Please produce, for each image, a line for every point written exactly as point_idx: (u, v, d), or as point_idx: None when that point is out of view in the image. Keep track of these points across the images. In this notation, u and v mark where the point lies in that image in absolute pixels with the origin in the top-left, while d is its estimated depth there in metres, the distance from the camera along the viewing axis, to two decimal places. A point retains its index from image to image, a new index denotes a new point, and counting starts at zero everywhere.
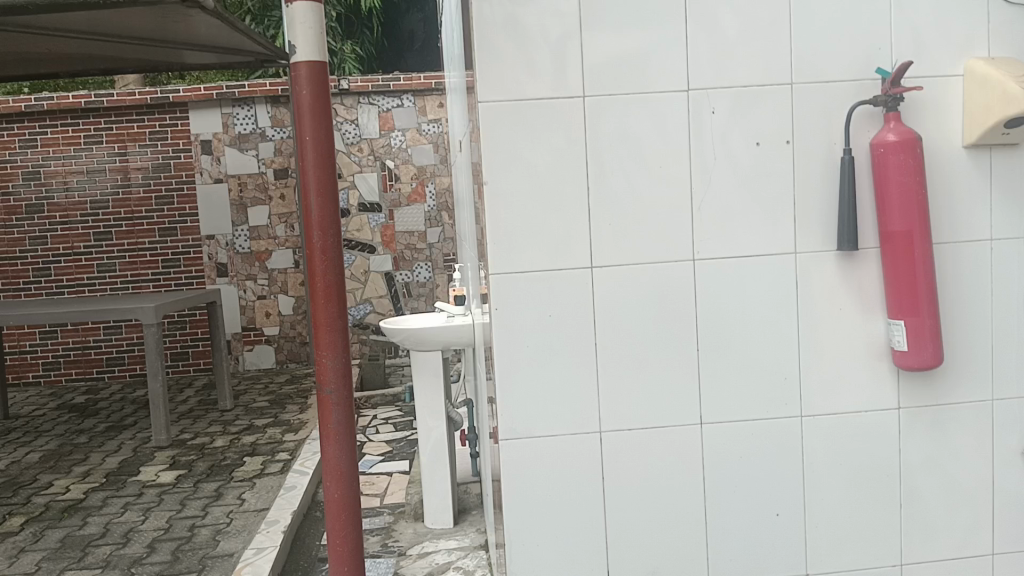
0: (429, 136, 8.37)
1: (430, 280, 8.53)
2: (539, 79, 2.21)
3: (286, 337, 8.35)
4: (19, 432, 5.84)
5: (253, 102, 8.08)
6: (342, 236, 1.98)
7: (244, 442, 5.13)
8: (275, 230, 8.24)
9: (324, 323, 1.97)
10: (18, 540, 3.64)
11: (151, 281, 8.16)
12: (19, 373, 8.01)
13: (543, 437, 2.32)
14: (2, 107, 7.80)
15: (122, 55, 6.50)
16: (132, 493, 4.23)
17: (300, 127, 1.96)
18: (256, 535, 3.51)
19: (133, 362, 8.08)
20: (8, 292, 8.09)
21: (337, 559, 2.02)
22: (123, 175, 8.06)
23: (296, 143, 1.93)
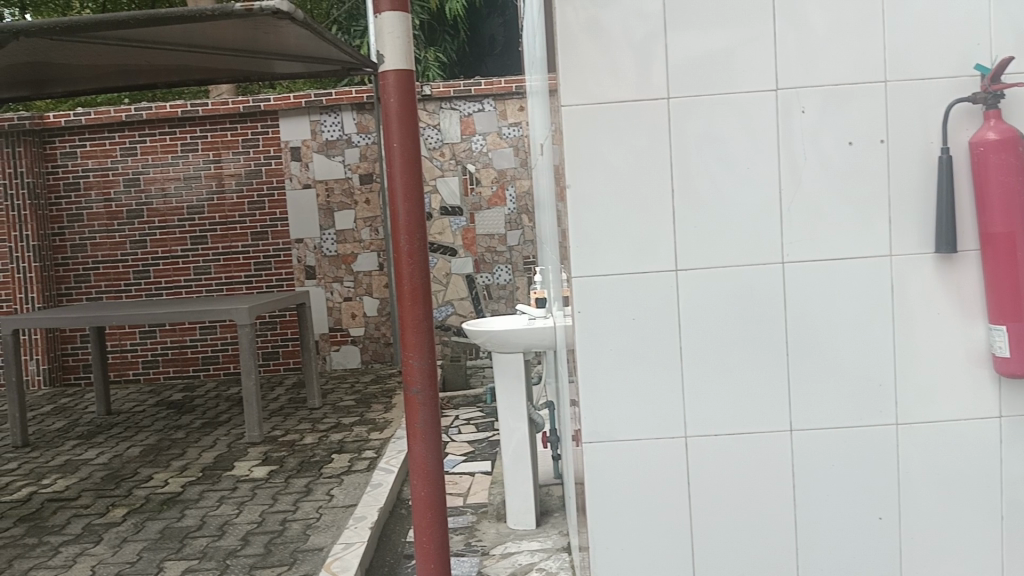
0: (510, 140, 8.45)
1: (510, 282, 8.58)
2: (622, 82, 2.21)
3: (371, 338, 8.53)
4: (121, 427, 6.16)
5: (340, 109, 8.32)
6: (428, 238, 2.04)
7: (332, 439, 5.28)
8: (360, 233, 8.45)
9: (410, 324, 2.04)
10: (121, 530, 3.85)
11: (244, 283, 8.48)
12: (119, 371, 8.43)
13: (626, 440, 2.31)
14: (105, 117, 8.25)
15: (216, 66, 6.79)
16: (226, 487, 4.42)
17: (388, 134, 2.02)
18: (344, 530, 3.61)
19: (226, 361, 8.42)
20: (110, 293, 8.51)
21: (424, 559, 2.09)
22: (218, 181, 8.40)
23: (384, 150, 2.00)
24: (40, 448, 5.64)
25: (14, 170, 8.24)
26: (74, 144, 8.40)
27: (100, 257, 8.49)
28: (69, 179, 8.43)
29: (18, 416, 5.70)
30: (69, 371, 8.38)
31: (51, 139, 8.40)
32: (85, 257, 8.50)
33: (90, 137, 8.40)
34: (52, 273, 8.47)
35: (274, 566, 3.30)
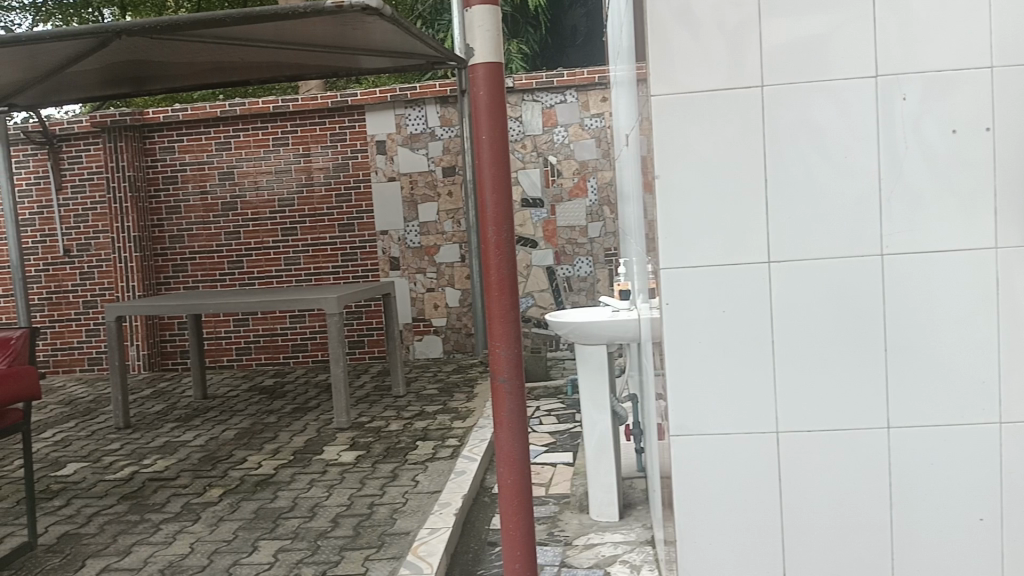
0: (592, 131, 8.42)
1: (591, 274, 8.55)
2: (713, 71, 2.17)
3: (453, 329, 8.64)
4: (216, 410, 6.44)
5: (424, 103, 8.44)
6: (516, 230, 2.06)
7: (416, 427, 5.39)
8: (443, 226, 8.56)
9: (497, 315, 2.08)
10: (218, 509, 4.03)
11: (331, 274, 8.72)
12: (215, 357, 8.80)
13: (715, 434, 2.28)
14: (201, 114, 8.59)
15: (305, 62, 6.98)
16: (316, 470, 4.56)
17: (477, 127, 2.05)
18: (429, 516, 3.68)
19: (315, 348, 8.68)
20: (206, 282, 8.88)
21: (511, 546, 2.14)
22: (307, 175, 8.65)
23: (473, 142, 2.03)
24: (142, 429, 5.94)
25: (117, 164, 8.68)
26: (172, 139, 8.79)
27: (196, 248, 8.87)
28: (167, 173, 8.82)
29: (120, 398, 6.01)
30: (167, 357, 8.79)
31: (150, 134, 8.80)
32: (183, 248, 8.89)
33: (187, 133, 8.77)
34: (151, 263, 8.90)
35: (363, 548, 3.39)
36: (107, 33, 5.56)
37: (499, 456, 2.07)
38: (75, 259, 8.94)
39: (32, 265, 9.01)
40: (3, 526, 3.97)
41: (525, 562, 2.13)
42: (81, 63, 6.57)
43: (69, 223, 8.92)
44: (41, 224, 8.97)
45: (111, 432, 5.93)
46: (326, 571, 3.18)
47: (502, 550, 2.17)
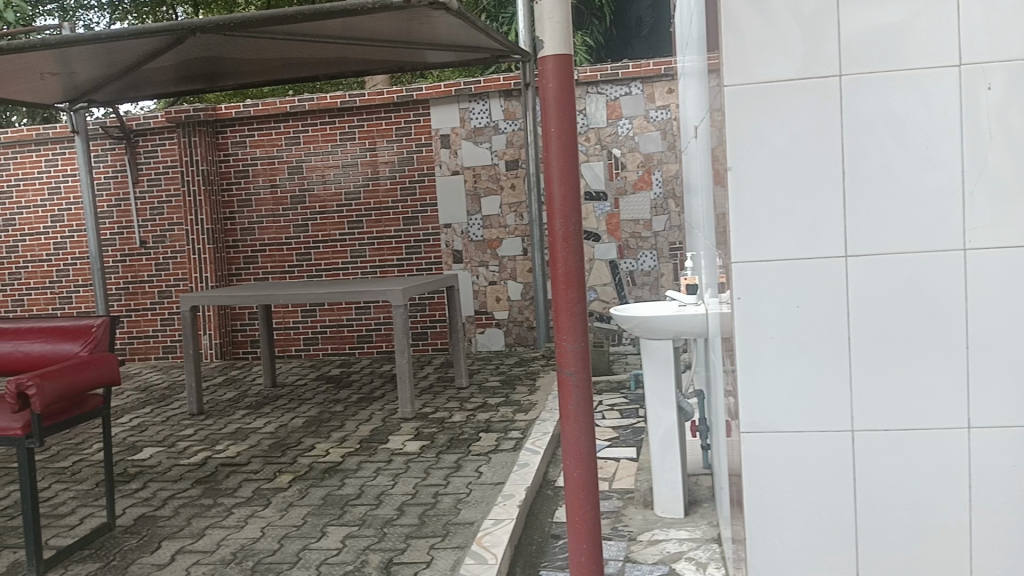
0: (657, 123, 8.32)
1: (655, 268, 8.46)
2: (787, 60, 2.12)
3: (515, 322, 8.66)
4: (285, 399, 6.60)
5: (488, 96, 8.46)
6: (582, 221, 2.12)
7: (480, 419, 5.42)
8: (506, 219, 8.57)
9: (564, 308, 2.14)
10: (288, 494, 4.13)
11: (396, 266, 8.83)
12: (283, 347, 9.02)
13: (788, 431, 2.24)
14: (271, 109, 8.79)
15: (371, 57, 7.07)
16: (382, 459, 4.64)
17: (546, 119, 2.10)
18: (494, 507, 3.70)
19: (379, 340, 8.81)
20: (275, 274, 9.10)
21: (576, 537, 2.22)
22: (373, 168, 8.77)
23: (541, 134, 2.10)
24: (214, 415, 6.13)
25: (191, 159, 8.95)
26: (244, 134, 9.01)
27: (266, 240, 9.09)
28: (239, 167, 9.06)
29: (194, 385, 6.20)
30: (238, 346, 9.04)
31: (223, 129, 9.04)
32: (253, 240, 9.12)
33: (257, 127, 8.98)
34: (223, 255, 9.16)
35: (428, 537, 3.44)
36: (182, 30, 5.73)
37: (565, 448, 2.14)
38: (151, 250, 9.26)
39: (111, 255, 9.37)
40: (85, 506, 4.15)
41: (592, 553, 2.20)
42: (157, 59, 6.79)
43: (145, 215, 9.23)
44: (119, 216, 9.31)
45: (185, 418, 6.13)
46: (392, 559, 3.23)
47: (568, 541, 2.25)
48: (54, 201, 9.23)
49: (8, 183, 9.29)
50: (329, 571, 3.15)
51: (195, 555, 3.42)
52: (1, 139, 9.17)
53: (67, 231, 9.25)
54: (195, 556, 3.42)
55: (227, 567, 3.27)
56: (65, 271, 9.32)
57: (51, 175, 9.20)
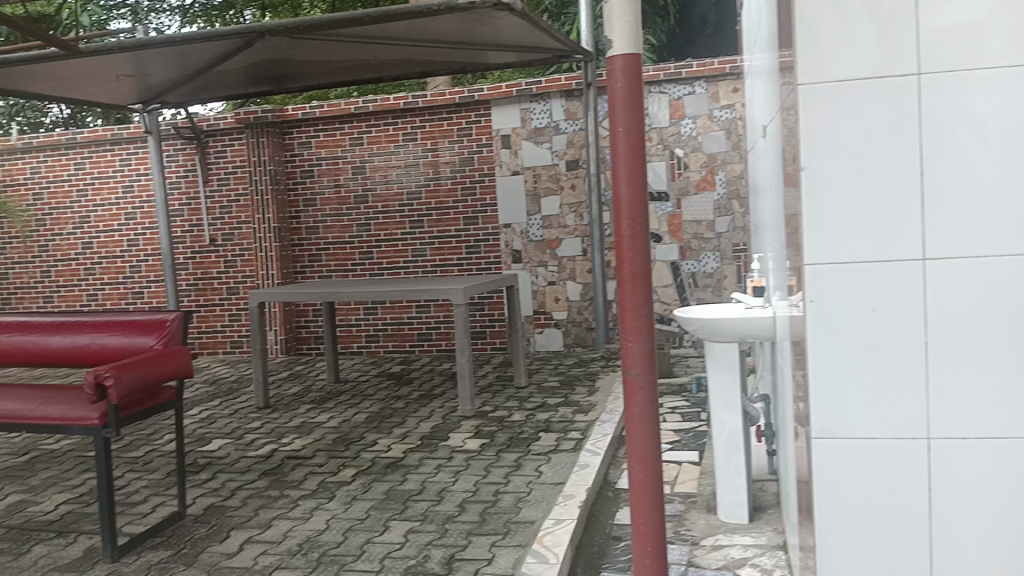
0: (721, 123, 8.21)
1: (718, 270, 8.34)
2: (863, 58, 2.06)
3: (574, 323, 8.64)
4: (348, 394, 6.71)
5: (550, 97, 8.46)
6: (649, 222, 2.10)
7: (539, 419, 5.43)
8: (565, 219, 8.56)
9: (631, 309, 2.13)
10: (352, 488, 4.20)
11: (456, 266, 8.91)
12: (345, 343, 9.17)
13: (860, 438, 2.18)
14: (336, 110, 8.95)
15: (435, 58, 7.14)
16: (443, 456, 4.68)
17: (614, 119, 2.10)
18: (554, 507, 3.71)
19: (439, 338, 8.89)
20: (338, 272, 9.26)
21: (641, 540, 2.21)
22: (434, 169, 8.86)
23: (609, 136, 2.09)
24: (280, 409, 6.28)
25: (259, 159, 9.17)
26: (309, 135, 9.20)
27: (330, 239, 9.26)
28: (304, 167, 9.25)
29: (261, 380, 6.36)
30: (302, 342, 9.22)
31: (289, 130, 9.25)
32: (318, 239, 9.30)
33: (323, 128, 9.14)
34: (289, 252, 9.38)
35: (490, 534, 3.46)
36: (252, 33, 5.88)
37: (630, 450, 2.13)
38: (219, 247, 9.53)
39: (182, 252, 9.67)
40: (157, 495, 4.29)
41: (656, 556, 2.19)
42: (227, 62, 6.98)
43: (215, 214, 9.50)
44: (190, 214, 9.60)
45: (252, 411, 6.29)
46: (454, 555, 3.26)
47: (632, 544, 2.23)
48: (127, 199, 9.55)
49: (85, 181, 9.65)
50: (392, 565, 3.20)
51: (262, 545, 3.50)
52: (78, 139, 9.53)
53: (140, 228, 9.57)
54: (262, 546, 3.50)
55: (292, 558, 3.34)
56: (139, 267, 9.65)
57: (125, 174, 9.53)
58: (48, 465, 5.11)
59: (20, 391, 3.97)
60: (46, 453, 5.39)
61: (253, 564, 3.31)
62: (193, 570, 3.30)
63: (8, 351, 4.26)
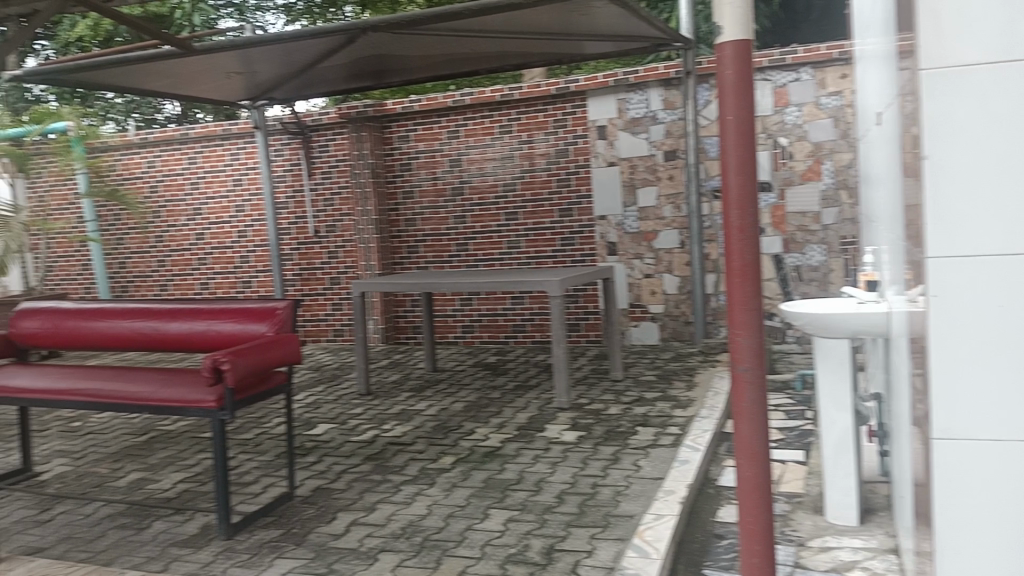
0: (828, 110, 7.91)
1: (823, 263, 8.06)
2: (990, 39, 1.95)
3: (671, 316, 8.51)
4: (444, 383, 6.83)
5: (647, 86, 8.34)
6: (760, 212, 2.06)
7: (637, 412, 5.38)
8: (663, 211, 8.43)
9: (740, 305, 2.09)
10: (451, 476, 4.27)
11: (550, 258, 8.93)
12: (442, 333, 9.34)
13: (984, 440, 2.07)
14: (433, 104, 9.08)
15: (532, 50, 7.15)
16: (540, 447, 4.70)
17: (723, 106, 2.08)
18: (654, 502, 3.67)
19: (534, 329, 8.92)
20: (435, 263, 9.42)
21: (750, 543, 2.17)
22: (529, 161, 8.89)
23: (719, 122, 2.07)
24: (380, 396, 6.46)
25: (360, 153, 9.41)
26: (408, 128, 9.38)
27: (427, 231, 9.43)
28: (403, 160, 9.44)
29: (363, 367, 6.55)
30: (399, 331, 9.43)
31: (389, 124, 9.45)
32: (416, 231, 9.49)
33: (421, 122, 9.31)
34: (388, 244, 9.60)
35: (589, 526, 3.46)
36: (355, 30, 6.04)
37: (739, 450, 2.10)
38: (322, 238, 9.85)
39: (287, 243, 10.04)
40: (267, 476, 4.48)
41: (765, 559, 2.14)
42: (331, 59, 7.20)
43: (318, 206, 9.83)
44: (295, 207, 9.95)
45: (354, 397, 6.50)
46: (554, 545, 3.28)
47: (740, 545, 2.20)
48: (236, 192, 9.99)
49: (197, 175, 10.14)
50: (493, 553, 3.24)
51: (367, 528, 3.61)
52: (191, 135, 10.02)
53: (248, 220, 9.99)
54: (367, 529, 3.61)
55: (396, 542, 3.43)
56: (247, 257, 10.09)
57: (233, 168, 9.96)
58: (166, 445, 5.41)
59: (141, 374, 4.21)
60: (164, 433, 5.71)
61: (359, 545, 3.41)
62: (303, 550, 3.43)
63: (130, 336, 4.51)
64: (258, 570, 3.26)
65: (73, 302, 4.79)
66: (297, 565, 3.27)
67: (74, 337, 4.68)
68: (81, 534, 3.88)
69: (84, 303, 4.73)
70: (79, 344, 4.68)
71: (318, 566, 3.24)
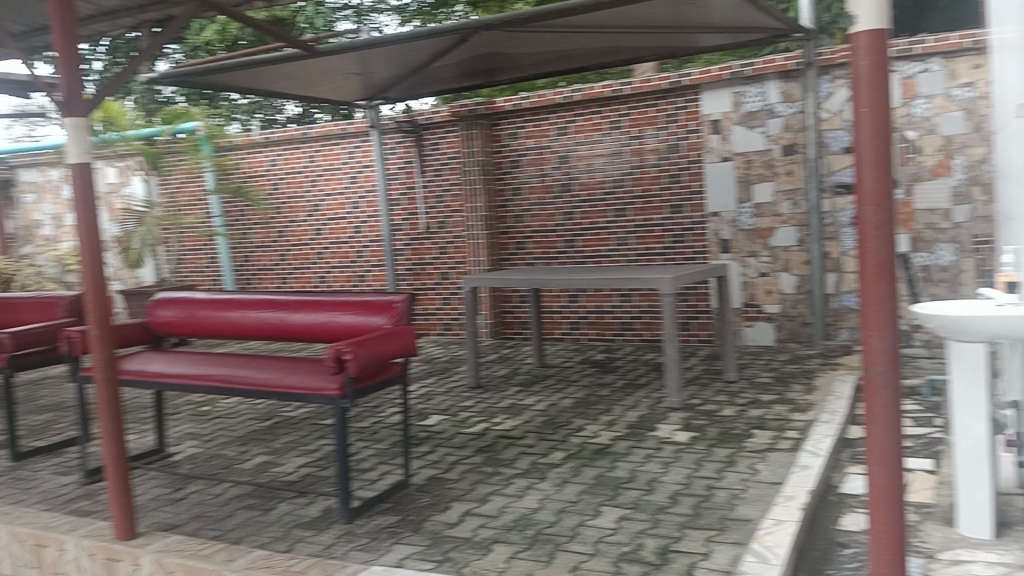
0: (961, 102, 7.45)
1: (954, 263, 7.60)
2: None
3: (788, 316, 8.24)
4: (553, 379, 6.86)
5: (764, 79, 8.09)
6: (890, 172, 2.46)
7: (752, 415, 5.24)
8: (780, 207, 8.15)
9: (873, 250, 2.49)
10: (562, 471, 4.29)
11: (660, 255, 8.80)
12: (549, 330, 9.37)
13: None
14: (543, 101, 9.11)
15: (644, 44, 7.07)
16: (652, 446, 4.65)
17: (859, 86, 2.48)
18: (772, 506, 3.57)
19: (642, 327, 8.82)
20: (543, 260, 9.46)
21: (879, 451, 2.54)
22: (640, 157, 8.79)
23: (854, 112, 2.47)
24: (490, 390, 6.55)
25: (470, 150, 9.54)
26: (518, 125, 9.45)
27: (535, 227, 9.48)
28: (513, 157, 9.52)
29: (473, 361, 6.65)
30: (507, 327, 9.53)
31: (499, 121, 9.55)
32: (524, 227, 9.56)
33: (530, 119, 9.36)
34: (496, 240, 9.71)
35: (704, 529, 3.40)
36: (469, 29, 6.13)
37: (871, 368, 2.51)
38: (433, 235, 10.06)
39: (400, 239, 10.30)
40: (384, 464, 4.62)
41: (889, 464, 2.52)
42: (444, 58, 7.35)
43: (429, 203, 10.05)
44: (407, 204, 10.21)
45: (465, 390, 6.61)
46: (669, 546, 3.24)
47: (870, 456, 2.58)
48: (352, 189, 10.34)
49: (315, 173, 10.56)
50: (606, 550, 3.23)
51: (481, 519, 3.67)
52: (310, 134, 10.44)
53: (363, 216, 10.33)
54: (480, 519, 3.66)
55: (509, 534, 3.47)
56: (362, 252, 10.42)
57: (350, 166, 10.31)
58: (288, 430, 5.66)
59: (269, 362, 4.42)
60: (286, 420, 5.97)
61: (472, 535, 3.48)
62: (419, 537, 3.52)
63: (258, 326, 4.74)
64: (377, 554, 3.37)
65: (206, 293, 5.08)
66: (414, 552, 3.36)
67: (206, 326, 4.96)
68: (212, 512, 4.11)
69: (216, 294, 5.00)
70: (211, 332, 4.95)
71: (434, 553, 3.32)
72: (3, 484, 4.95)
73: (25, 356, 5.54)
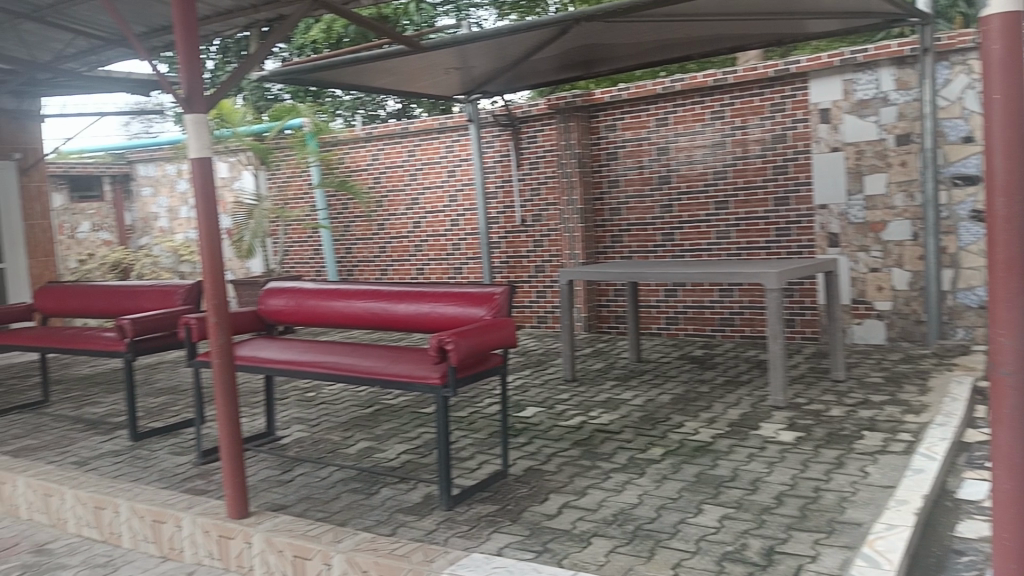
0: None
1: None
2: None
3: (900, 314, 7.86)
4: (650, 374, 6.78)
5: (877, 66, 7.74)
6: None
7: (862, 416, 5.03)
8: (893, 200, 7.79)
9: (1004, 242, 2.45)
10: (661, 467, 4.23)
11: (763, 249, 8.55)
12: (645, 324, 9.27)
13: None
14: (642, 92, 9.00)
15: (750, 32, 6.87)
16: (755, 445, 4.53)
17: (990, 74, 2.43)
18: (885, 511, 3.42)
19: (742, 323, 8.60)
20: (640, 253, 9.35)
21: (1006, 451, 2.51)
22: (743, 147, 8.56)
23: (985, 100, 2.43)
24: (586, 383, 6.53)
25: (567, 143, 9.50)
26: (616, 117, 9.37)
27: (633, 220, 9.37)
28: (610, 149, 9.44)
29: (569, 354, 6.65)
30: (602, 321, 9.48)
31: (597, 113, 9.49)
32: (621, 220, 9.47)
33: (629, 110, 9.26)
34: (592, 233, 9.65)
35: (812, 531, 3.29)
36: (570, 21, 6.11)
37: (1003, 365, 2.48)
38: (529, 227, 10.10)
39: (496, 232, 10.39)
40: (482, 453, 4.68)
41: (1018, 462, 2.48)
42: (543, 51, 7.35)
43: (525, 196, 10.08)
44: (504, 196, 10.28)
45: (561, 382, 6.62)
46: (774, 547, 3.16)
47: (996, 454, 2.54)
48: (450, 182, 10.49)
49: (415, 166, 10.76)
50: (708, 548, 3.17)
51: (580, 512, 3.66)
52: (411, 128, 10.64)
53: (460, 209, 10.46)
54: (580, 512, 3.66)
55: (609, 528, 3.46)
56: (459, 244, 10.57)
57: (449, 159, 10.45)
58: (389, 418, 5.81)
59: (374, 352, 4.54)
60: (388, 407, 6.13)
61: (572, 527, 3.48)
62: (518, 526, 3.55)
63: (363, 315, 4.87)
64: (478, 542, 3.42)
65: (314, 283, 5.25)
66: (514, 541, 3.39)
67: (314, 315, 5.13)
68: (319, 495, 4.26)
69: (323, 284, 5.17)
70: (318, 321, 5.12)
71: (533, 544, 3.34)
72: (126, 461, 5.26)
73: (147, 341, 5.88)
